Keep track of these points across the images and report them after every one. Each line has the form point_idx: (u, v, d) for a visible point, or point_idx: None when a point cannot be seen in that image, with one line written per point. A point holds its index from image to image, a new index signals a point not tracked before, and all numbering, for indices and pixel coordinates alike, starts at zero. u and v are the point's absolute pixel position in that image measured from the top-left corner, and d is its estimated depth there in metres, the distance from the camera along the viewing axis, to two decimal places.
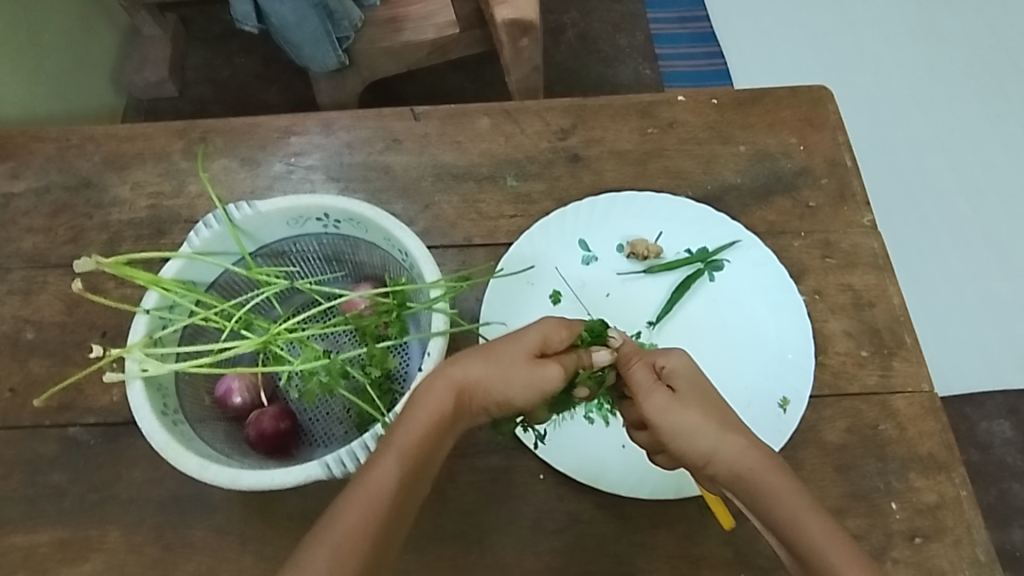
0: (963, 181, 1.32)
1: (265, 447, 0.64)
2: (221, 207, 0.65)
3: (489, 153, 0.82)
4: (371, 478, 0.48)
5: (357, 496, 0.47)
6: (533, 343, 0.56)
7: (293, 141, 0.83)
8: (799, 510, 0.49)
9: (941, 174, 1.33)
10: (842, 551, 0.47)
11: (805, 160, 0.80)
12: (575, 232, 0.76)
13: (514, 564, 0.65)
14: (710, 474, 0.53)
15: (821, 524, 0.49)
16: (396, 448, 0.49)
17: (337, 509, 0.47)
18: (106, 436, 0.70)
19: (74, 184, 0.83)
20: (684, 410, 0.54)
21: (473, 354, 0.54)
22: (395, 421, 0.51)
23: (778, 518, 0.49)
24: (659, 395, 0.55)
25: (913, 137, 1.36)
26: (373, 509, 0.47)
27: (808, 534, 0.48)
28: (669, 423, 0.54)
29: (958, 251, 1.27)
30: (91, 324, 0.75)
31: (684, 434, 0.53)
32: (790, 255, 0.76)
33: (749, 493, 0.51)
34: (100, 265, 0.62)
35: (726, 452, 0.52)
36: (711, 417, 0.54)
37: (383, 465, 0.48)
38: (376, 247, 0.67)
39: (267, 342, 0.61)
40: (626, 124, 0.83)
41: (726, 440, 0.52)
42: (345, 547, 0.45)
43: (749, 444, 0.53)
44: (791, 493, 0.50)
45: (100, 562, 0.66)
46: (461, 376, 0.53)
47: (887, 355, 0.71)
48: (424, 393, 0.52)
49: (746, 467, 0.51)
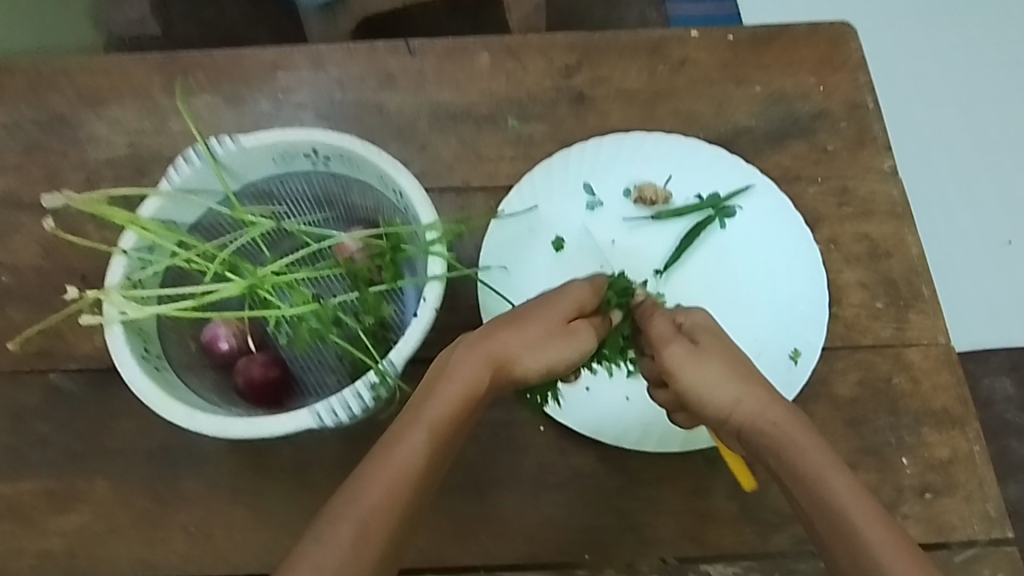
0: (998, 125, 1.18)
1: (255, 396, 0.62)
2: (202, 142, 0.61)
3: (488, 91, 0.77)
4: (397, 451, 0.46)
5: (382, 469, 0.45)
6: (565, 308, 0.54)
7: (280, 77, 0.78)
8: (824, 467, 0.48)
9: (975, 117, 1.18)
10: (866, 509, 0.46)
11: (823, 102, 0.76)
12: (580, 174, 0.72)
13: (515, 518, 0.63)
14: (732, 430, 0.52)
15: (844, 481, 0.47)
16: (424, 422, 0.47)
17: (359, 482, 0.45)
18: (90, 384, 0.67)
19: (47, 120, 0.77)
20: (708, 363, 0.53)
21: (506, 327, 0.52)
22: (421, 394, 0.49)
23: (800, 474, 0.48)
24: (680, 346, 0.54)
25: (942, 75, 1.20)
26: (399, 482, 0.45)
27: (832, 491, 0.47)
28: (690, 377, 0.53)
29: (989, 201, 1.15)
30: (70, 268, 0.71)
31: (706, 386, 0.52)
32: (804, 202, 0.72)
33: (771, 450, 0.50)
34: (71, 202, 0.58)
35: (746, 404, 0.51)
36: (732, 368, 0.53)
37: (411, 439, 0.46)
38: (369, 187, 0.64)
39: (254, 287, 0.58)
40: (635, 61, 0.77)
41: (750, 393, 0.52)
42: (371, 523, 0.43)
43: (769, 397, 0.52)
44: (813, 450, 0.49)
45: (87, 512, 0.64)
46: (495, 349, 0.51)
47: (904, 307, 0.68)
48: (454, 365, 0.49)
49: (768, 421, 0.50)
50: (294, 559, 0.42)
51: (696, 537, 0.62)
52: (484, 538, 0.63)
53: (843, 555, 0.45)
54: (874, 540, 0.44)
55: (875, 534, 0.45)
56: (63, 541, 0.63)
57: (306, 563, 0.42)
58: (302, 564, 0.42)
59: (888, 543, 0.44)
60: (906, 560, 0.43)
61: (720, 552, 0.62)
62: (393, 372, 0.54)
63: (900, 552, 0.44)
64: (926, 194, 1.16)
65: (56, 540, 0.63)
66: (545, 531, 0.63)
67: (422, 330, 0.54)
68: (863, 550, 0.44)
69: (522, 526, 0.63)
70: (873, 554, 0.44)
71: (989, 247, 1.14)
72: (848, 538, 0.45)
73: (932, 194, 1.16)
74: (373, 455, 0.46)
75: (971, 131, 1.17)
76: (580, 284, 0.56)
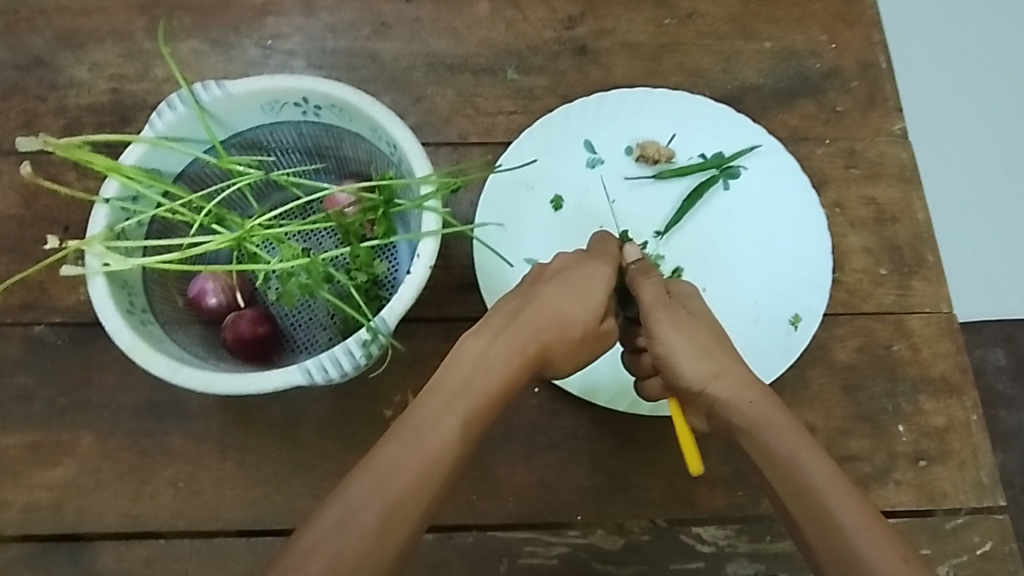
0: (999, 63, 1.02)
1: (243, 352, 0.60)
2: (186, 86, 0.57)
3: (487, 42, 0.74)
4: (429, 438, 0.47)
5: (415, 457, 0.46)
6: (596, 295, 0.56)
7: (269, 22, 0.75)
8: (798, 448, 0.49)
9: (971, 54, 1.02)
10: (838, 491, 0.47)
11: (834, 60, 0.73)
12: (580, 130, 0.69)
13: (506, 478, 0.63)
14: (705, 405, 0.54)
15: (820, 462, 0.48)
16: (457, 410, 0.49)
17: (387, 466, 0.46)
18: (75, 338, 0.65)
19: (25, 63, 0.74)
20: (690, 335, 0.55)
21: (540, 319, 0.55)
22: (450, 382, 0.51)
23: (776, 454, 0.49)
24: (664, 316, 0.56)
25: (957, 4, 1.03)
26: (430, 470, 0.46)
27: (806, 473, 0.48)
28: (671, 347, 0.55)
29: (1006, 165, 1.00)
30: (52, 219, 0.69)
31: (689, 355, 0.55)
32: (810, 163, 0.70)
33: (742, 429, 0.52)
34: (48, 145, 0.55)
35: (726, 380, 0.53)
36: (715, 341, 0.56)
37: (442, 427, 0.48)
38: (361, 139, 0.61)
39: (241, 240, 0.56)
40: (640, 13, 0.74)
41: (728, 371, 0.54)
42: (400, 508, 0.45)
43: (748, 376, 0.54)
44: (789, 429, 0.50)
45: (73, 466, 0.63)
46: (532, 344, 0.54)
47: (908, 274, 0.67)
48: (488, 356, 0.52)
49: (744, 399, 0.52)
50: (318, 539, 0.43)
51: (687, 499, 0.62)
52: (475, 498, 0.62)
53: (813, 532, 0.46)
54: (848, 523, 0.45)
55: (848, 514, 0.46)
56: (49, 494, 0.62)
57: (333, 546, 0.43)
58: (327, 546, 0.43)
59: (862, 526, 0.45)
60: (876, 539, 0.44)
61: (711, 515, 0.62)
62: (385, 329, 0.52)
63: (873, 534, 0.45)
64: (937, 162, 1.00)
65: (41, 493, 0.62)
66: (536, 491, 0.62)
67: (416, 288, 0.53)
68: (837, 532, 0.45)
69: (513, 487, 0.62)
70: (846, 534, 0.45)
71: (1006, 214, 0.99)
72: (820, 517, 0.46)
73: (943, 161, 1.00)
74: (401, 441, 0.47)
75: (983, 86, 1.02)
76: (600, 264, 0.58)
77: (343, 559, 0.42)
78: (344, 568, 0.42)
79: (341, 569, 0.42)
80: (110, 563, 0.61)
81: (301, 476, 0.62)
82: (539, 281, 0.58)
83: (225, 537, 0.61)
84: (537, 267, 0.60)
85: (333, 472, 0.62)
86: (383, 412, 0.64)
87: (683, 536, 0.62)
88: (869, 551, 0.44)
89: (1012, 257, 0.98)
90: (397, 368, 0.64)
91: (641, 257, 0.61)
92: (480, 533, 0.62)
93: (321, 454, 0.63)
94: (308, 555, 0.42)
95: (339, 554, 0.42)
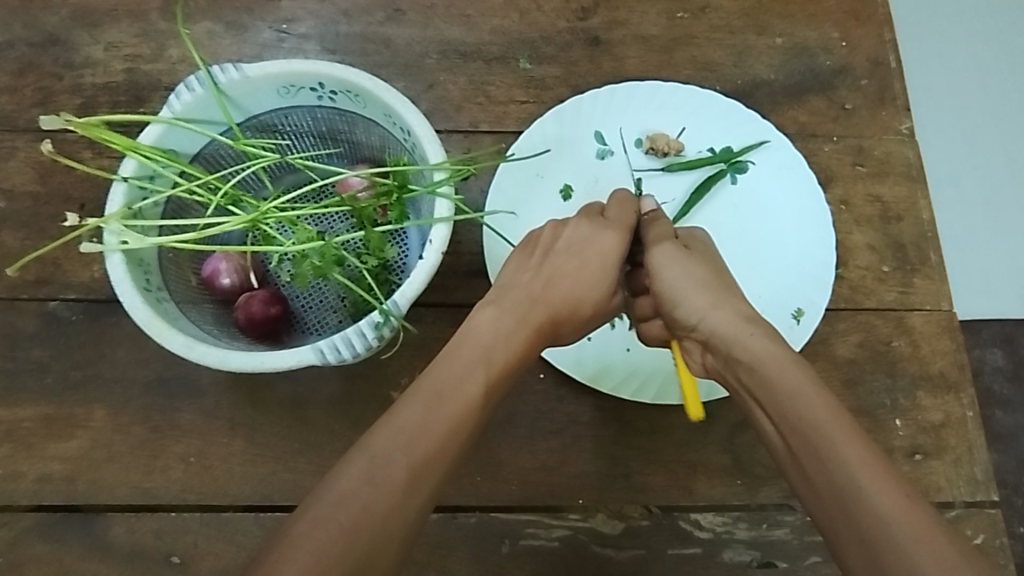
0: (1008, 62, 1.02)
1: (255, 332, 0.61)
2: (204, 67, 0.58)
3: (500, 30, 0.74)
4: (453, 402, 0.49)
5: (438, 419, 0.48)
6: (609, 273, 0.60)
7: (284, 5, 0.75)
8: (799, 384, 0.50)
9: (981, 52, 1.02)
10: (841, 426, 0.47)
11: (845, 58, 0.74)
12: (590, 122, 0.70)
13: (509, 462, 0.64)
14: (701, 336, 0.57)
15: (822, 398, 0.49)
16: (479, 376, 0.51)
17: (411, 425, 0.47)
18: (89, 313, 0.67)
19: (41, 41, 0.74)
20: (688, 266, 0.59)
21: (557, 297, 0.58)
22: (472, 343, 0.53)
23: (777, 392, 0.50)
24: (663, 253, 0.60)
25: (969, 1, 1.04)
26: (453, 433, 0.48)
27: (808, 408, 0.48)
28: (672, 277, 0.59)
29: (1011, 169, 1.00)
30: (67, 196, 0.70)
31: (687, 287, 0.58)
32: (818, 159, 0.71)
33: (741, 364, 0.53)
34: (67, 123, 0.56)
35: (720, 311, 0.56)
36: (714, 276, 0.59)
37: (466, 391, 0.50)
38: (375, 125, 0.62)
39: (257, 220, 0.57)
40: (654, 6, 0.75)
41: (719, 307, 0.57)
42: (422, 470, 0.46)
43: (749, 313, 0.56)
44: (790, 366, 0.51)
45: (86, 439, 0.64)
46: (546, 322, 0.57)
47: (910, 272, 0.68)
48: (505, 322, 0.55)
49: (739, 329, 0.55)
50: (344, 492, 0.44)
51: (686, 486, 0.64)
52: (479, 479, 0.63)
53: (818, 471, 0.46)
54: (847, 459, 0.45)
55: (851, 448, 0.46)
56: (62, 466, 0.64)
57: (360, 500, 0.43)
58: (356, 498, 0.44)
59: (863, 461, 0.45)
60: (878, 476, 0.44)
61: (709, 502, 0.63)
62: (397, 313, 0.53)
63: (872, 469, 0.44)
64: (942, 163, 1.01)
65: (55, 465, 0.64)
66: (539, 475, 0.64)
67: (428, 273, 0.53)
68: (838, 467, 0.45)
69: (516, 470, 0.64)
70: (846, 469, 0.45)
71: (1008, 214, 0.99)
72: (823, 455, 0.46)
73: (949, 162, 1.01)
74: (424, 403, 0.48)
75: (990, 84, 1.02)
76: (611, 235, 0.61)
77: (371, 511, 0.43)
78: (375, 521, 0.43)
79: (371, 521, 0.43)
80: (122, 534, 0.62)
81: (308, 454, 0.64)
82: (551, 251, 0.60)
83: (234, 512, 0.63)
84: (548, 230, 0.61)
85: (339, 451, 0.64)
86: (391, 394, 0.65)
87: (681, 522, 0.63)
88: (871, 486, 0.44)
89: (1012, 257, 0.99)
90: (405, 351, 0.65)
91: (655, 209, 0.64)
92: (483, 515, 0.63)
93: (329, 433, 0.64)
94: (335, 507, 0.43)
95: (368, 505, 0.43)
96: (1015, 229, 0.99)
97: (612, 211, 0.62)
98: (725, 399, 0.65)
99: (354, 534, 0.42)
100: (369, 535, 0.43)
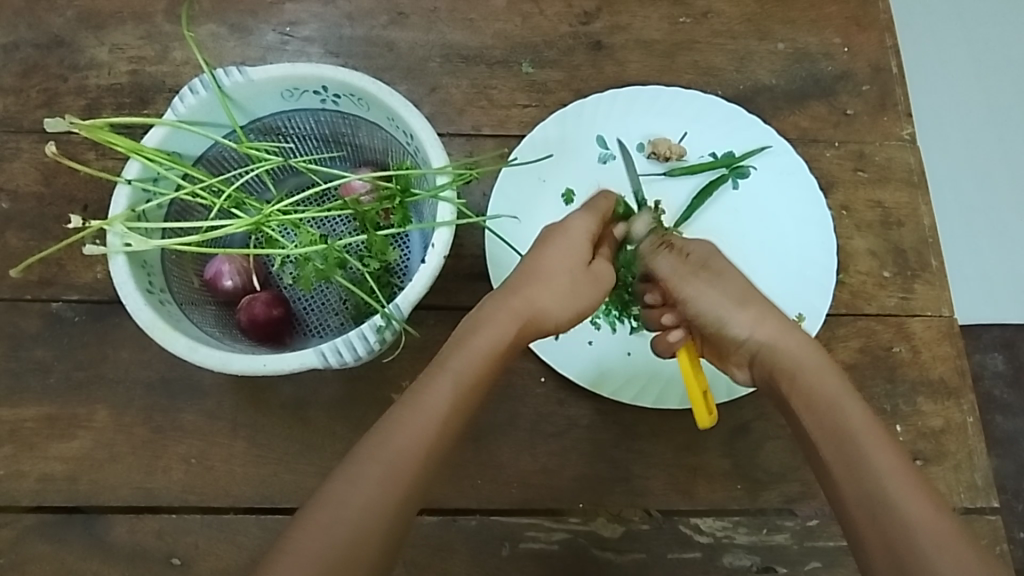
0: (1009, 68, 1.02)
1: (257, 333, 0.62)
2: (208, 70, 0.58)
3: (503, 34, 0.74)
4: (423, 400, 0.49)
5: (409, 417, 0.48)
6: (577, 246, 0.57)
7: (288, 8, 0.75)
8: (837, 394, 0.51)
9: (982, 57, 1.03)
10: (873, 434, 0.49)
11: (847, 63, 0.74)
12: (594, 125, 0.70)
13: (510, 465, 0.64)
14: (748, 352, 0.57)
15: (856, 407, 0.50)
16: (450, 370, 0.50)
17: (386, 424, 0.48)
18: (92, 314, 0.67)
19: (46, 42, 0.74)
20: (720, 286, 0.59)
21: (527, 284, 0.56)
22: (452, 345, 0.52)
23: (816, 398, 0.51)
24: (688, 279, 0.60)
25: (971, 7, 1.04)
26: (423, 430, 0.47)
27: (842, 415, 0.50)
28: (711, 301, 0.59)
29: (1012, 175, 1.00)
30: (71, 197, 0.70)
31: (729, 306, 0.58)
32: (820, 165, 0.71)
33: (785, 373, 0.54)
34: (73, 126, 0.56)
35: (766, 326, 0.56)
36: (745, 287, 0.59)
37: (436, 386, 0.49)
38: (378, 128, 0.62)
39: (260, 223, 0.57)
40: (656, 11, 0.75)
41: (763, 322, 0.57)
42: (394, 467, 0.46)
43: (783, 321, 0.57)
44: (829, 375, 0.53)
45: (88, 439, 0.64)
46: (521, 309, 0.54)
47: (910, 277, 0.68)
48: (494, 318, 0.53)
49: (789, 343, 0.55)
50: (328, 493, 0.45)
51: (686, 491, 0.64)
52: (480, 482, 0.64)
53: (846, 479, 0.48)
54: (879, 468, 0.47)
55: (882, 457, 0.47)
56: (64, 466, 0.64)
57: (335, 496, 0.45)
58: (334, 496, 0.45)
59: (894, 470, 0.47)
60: (908, 485, 0.46)
61: (710, 506, 0.64)
62: (399, 316, 0.53)
63: (903, 477, 0.46)
64: (944, 168, 1.01)
65: (57, 465, 0.64)
66: (540, 478, 0.64)
67: (430, 277, 0.54)
68: (869, 475, 0.47)
69: (516, 473, 0.64)
70: (876, 475, 0.47)
71: (1009, 219, 1.00)
72: (855, 463, 0.48)
73: (950, 167, 1.01)
74: (404, 402, 0.49)
75: (992, 89, 1.02)
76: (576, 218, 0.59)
77: (348, 507, 0.44)
78: (353, 517, 0.44)
79: (347, 518, 0.44)
80: (123, 534, 0.63)
81: (310, 455, 0.64)
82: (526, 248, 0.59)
83: (235, 513, 0.63)
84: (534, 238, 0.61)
85: (340, 453, 0.64)
86: (392, 396, 0.65)
87: (682, 526, 0.63)
88: (900, 495, 0.45)
89: (1012, 262, 0.99)
90: (406, 354, 0.66)
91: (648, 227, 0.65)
92: (483, 518, 0.63)
93: (331, 435, 0.64)
94: (318, 506, 0.45)
95: (345, 503, 0.44)
96: (1015, 235, 0.99)
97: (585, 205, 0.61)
98: (725, 404, 0.65)
99: (331, 530, 0.44)
100: (344, 530, 0.44)
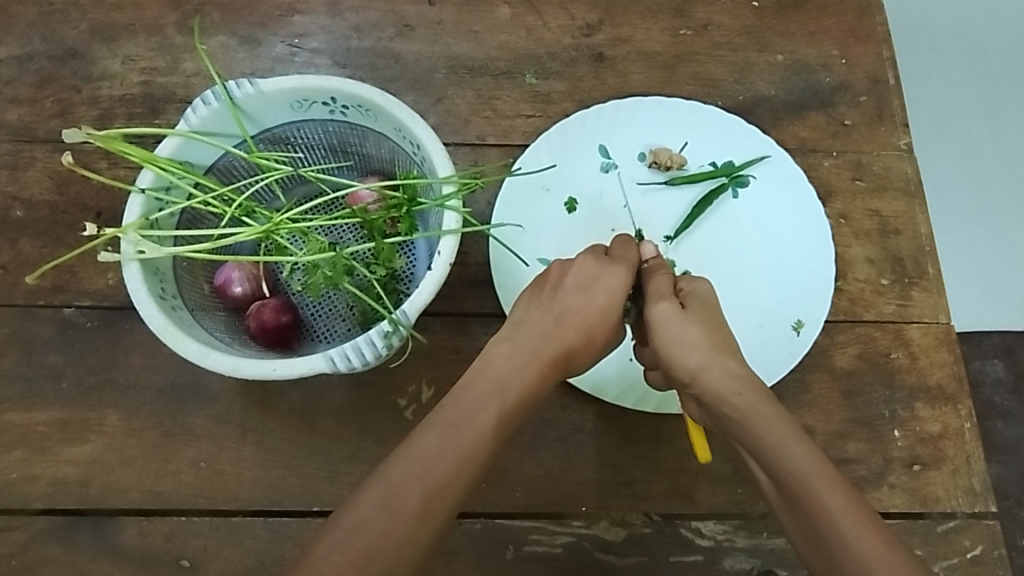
0: (1006, 77, 1.04)
1: (266, 339, 0.63)
2: (219, 82, 0.59)
3: (507, 46, 0.76)
4: (466, 432, 0.52)
5: (451, 450, 0.51)
6: (616, 298, 0.62)
7: (296, 20, 0.77)
8: (784, 436, 0.53)
9: (978, 67, 1.04)
10: (822, 476, 0.50)
11: (844, 74, 0.75)
12: (595, 135, 0.72)
13: (514, 470, 0.65)
14: (695, 393, 0.59)
15: (805, 451, 0.52)
16: (491, 407, 0.54)
17: (426, 455, 0.50)
18: (104, 320, 0.68)
19: (60, 54, 0.76)
20: (687, 325, 0.60)
21: (568, 330, 0.60)
22: (485, 378, 0.56)
23: (763, 446, 0.53)
24: (663, 307, 0.61)
25: (969, 16, 1.05)
26: (464, 462, 0.51)
27: (789, 461, 0.52)
28: (661, 334, 0.60)
29: (1011, 185, 1.02)
30: (83, 205, 0.71)
31: (681, 347, 0.59)
32: (818, 174, 0.72)
33: (735, 418, 0.56)
34: (88, 136, 0.57)
35: (717, 371, 0.58)
36: (709, 337, 0.59)
37: (479, 420, 0.53)
38: (385, 138, 0.63)
39: (270, 232, 0.58)
40: (657, 23, 0.77)
41: (716, 363, 0.58)
42: (433, 499, 0.49)
43: (741, 373, 0.58)
44: (771, 418, 0.54)
45: (99, 443, 0.65)
46: (557, 355, 0.59)
47: (908, 285, 0.69)
48: (528, 359, 0.58)
49: (736, 389, 0.56)
50: (360, 517, 0.47)
51: (687, 494, 0.65)
52: (484, 487, 0.64)
53: (803, 520, 0.49)
54: (829, 505, 0.48)
55: (832, 498, 0.49)
56: (76, 470, 0.65)
57: (377, 525, 0.46)
58: (371, 524, 0.47)
59: (842, 509, 0.48)
60: (860, 524, 0.47)
61: (710, 510, 0.64)
62: (406, 322, 0.54)
63: (854, 516, 0.48)
64: (943, 175, 1.02)
65: (69, 469, 0.65)
66: (542, 482, 0.65)
67: (436, 283, 0.55)
68: (820, 514, 0.48)
69: (521, 478, 0.65)
70: (827, 515, 0.48)
71: (1006, 227, 1.01)
72: (808, 502, 0.49)
73: (949, 175, 1.02)
74: (440, 432, 0.52)
75: (989, 99, 1.03)
76: (617, 270, 0.62)
77: (386, 536, 0.46)
78: (389, 544, 0.46)
79: (384, 546, 0.46)
80: (133, 537, 0.63)
81: (318, 459, 0.65)
82: (561, 282, 0.62)
83: (243, 516, 0.64)
84: (556, 268, 0.63)
85: (348, 458, 0.65)
86: (398, 401, 0.66)
87: (683, 530, 0.64)
88: (850, 531, 0.47)
89: (1011, 270, 1.00)
90: (413, 360, 0.67)
91: (656, 252, 0.66)
92: (488, 521, 0.64)
93: (337, 439, 0.65)
94: (352, 532, 0.46)
95: (382, 531, 0.46)
96: (1014, 242, 1.00)
97: (617, 249, 0.64)
98: None
99: (369, 557, 0.45)
100: (383, 559, 0.45)
